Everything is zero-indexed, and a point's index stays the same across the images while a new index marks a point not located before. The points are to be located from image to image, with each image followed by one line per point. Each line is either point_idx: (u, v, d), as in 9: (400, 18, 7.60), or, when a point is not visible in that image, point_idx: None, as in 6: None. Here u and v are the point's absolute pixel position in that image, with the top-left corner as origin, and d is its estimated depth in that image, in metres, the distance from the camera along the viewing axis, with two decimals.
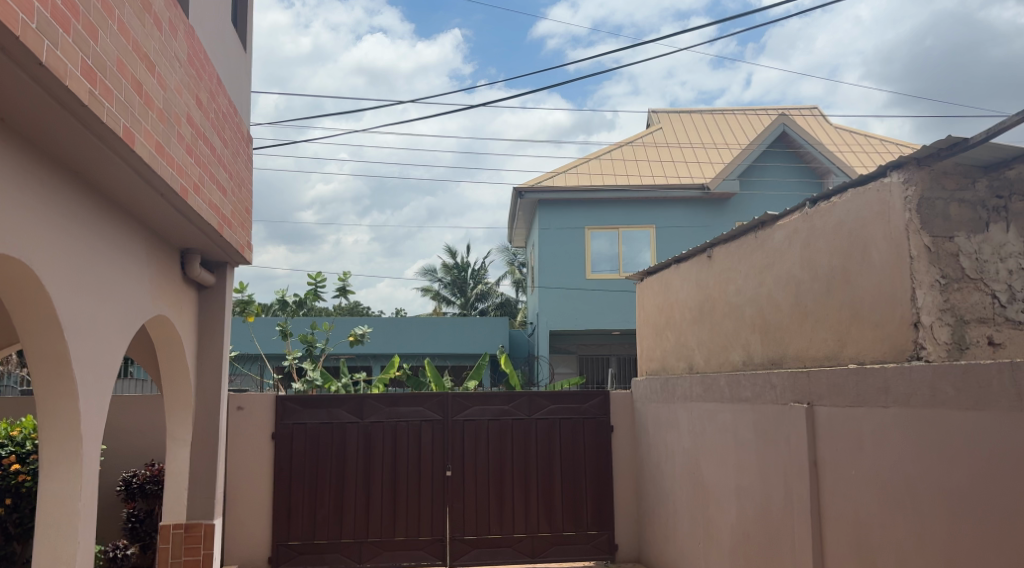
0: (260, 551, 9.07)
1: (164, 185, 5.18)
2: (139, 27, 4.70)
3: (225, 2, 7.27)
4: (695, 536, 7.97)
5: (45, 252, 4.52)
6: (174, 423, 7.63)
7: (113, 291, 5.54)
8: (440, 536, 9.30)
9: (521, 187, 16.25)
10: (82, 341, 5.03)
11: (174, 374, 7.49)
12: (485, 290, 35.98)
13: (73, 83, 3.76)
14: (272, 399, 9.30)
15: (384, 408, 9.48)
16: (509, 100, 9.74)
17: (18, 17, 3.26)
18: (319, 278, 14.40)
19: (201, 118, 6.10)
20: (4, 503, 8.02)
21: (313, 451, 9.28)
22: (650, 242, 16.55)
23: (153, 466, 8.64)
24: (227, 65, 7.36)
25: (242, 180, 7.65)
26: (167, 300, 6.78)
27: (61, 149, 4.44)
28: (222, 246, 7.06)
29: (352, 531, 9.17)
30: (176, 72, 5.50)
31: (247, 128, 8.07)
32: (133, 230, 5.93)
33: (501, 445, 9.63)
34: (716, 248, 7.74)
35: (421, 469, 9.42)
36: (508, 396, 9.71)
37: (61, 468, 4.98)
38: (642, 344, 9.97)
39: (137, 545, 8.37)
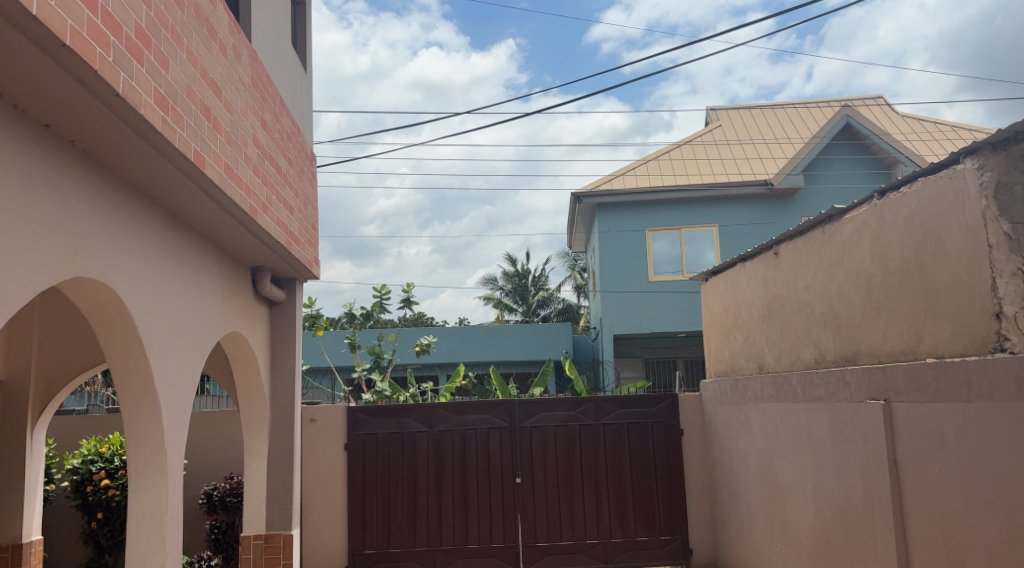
0: (337, 560, 9.22)
1: (234, 205, 5.34)
2: (207, 54, 4.88)
3: (285, 26, 7.47)
4: (773, 539, 7.81)
5: (127, 275, 4.71)
6: (251, 436, 7.85)
7: (189, 310, 5.72)
8: (512, 543, 9.36)
9: (579, 191, 16.30)
10: (162, 360, 5.21)
11: (250, 388, 7.70)
12: (547, 296, 36.03)
13: (148, 111, 3.91)
14: (343, 410, 9.46)
15: (453, 416, 9.56)
16: (565, 104, 9.76)
17: (97, 52, 3.42)
18: (384, 290, 14.65)
19: (266, 138, 6.29)
20: (96, 517, 8.41)
21: (385, 461, 9.41)
22: (713, 242, 16.29)
23: (232, 479, 8.89)
24: (289, 87, 7.57)
25: (308, 198, 7.85)
26: (240, 317, 6.98)
27: (138, 174, 4.62)
28: (291, 262, 7.23)
29: (426, 539, 9.29)
30: (242, 95, 5.68)
31: (312, 147, 8.29)
32: (206, 250, 6.12)
33: (570, 451, 9.61)
34: (783, 245, 7.60)
35: (491, 476, 9.48)
36: (574, 402, 9.69)
37: (149, 481, 5.19)
38: (710, 346, 9.84)
39: (221, 556, 8.62)
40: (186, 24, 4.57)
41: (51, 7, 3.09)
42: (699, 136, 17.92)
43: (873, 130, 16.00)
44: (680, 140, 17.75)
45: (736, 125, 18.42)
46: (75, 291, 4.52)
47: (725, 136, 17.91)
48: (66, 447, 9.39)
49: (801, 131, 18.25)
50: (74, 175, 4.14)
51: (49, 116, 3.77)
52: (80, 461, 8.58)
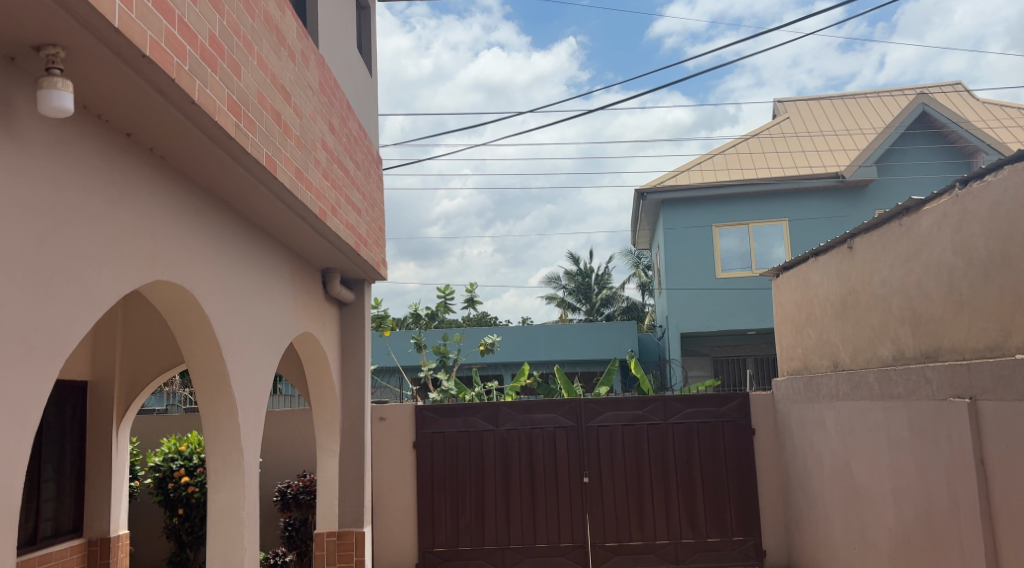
0: (407, 558, 9.32)
1: (305, 209, 5.44)
2: (276, 60, 4.98)
3: (350, 30, 7.58)
4: (850, 542, 7.60)
5: (205, 279, 4.85)
6: (323, 435, 7.98)
7: (263, 312, 5.85)
8: (581, 543, 9.33)
9: (643, 188, 16.15)
10: (238, 361, 5.34)
11: (322, 388, 7.85)
12: (610, 295, 35.88)
13: (222, 118, 4.00)
14: (411, 409, 9.56)
15: (519, 415, 9.57)
16: (629, 100, 9.67)
17: (174, 61, 3.52)
18: (449, 291, 14.78)
19: (335, 142, 6.39)
20: (177, 513, 8.70)
21: (453, 460, 9.48)
22: (783, 237, 15.97)
23: (305, 477, 9.07)
24: (356, 92, 7.69)
25: (375, 200, 7.95)
26: (312, 318, 7.11)
27: (213, 180, 4.74)
28: (360, 263, 7.34)
29: (494, 538, 9.32)
30: (311, 100, 5.78)
31: (378, 150, 8.40)
32: (278, 253, 6.25)
33: (638, 450, 9.52)
34: (857, 239, 7.38)
35: (559, 476, 9.45)
36: (642, 401, 9.60)
37: (227, 479, 5.34)
38: (782, 343, 9.62)
39: (295, 552, 8.80)
40: (257, 31, 4.67)
41: (132, 20, 3.19)
42: (766, 129, 17.56)
43: (950, 118, 15.45)
44: (747, 133, 17.43)
45: (805, 117, 17.98)
46: (157, 294, 4.66)
47: (794, 129, 17.52)
48: (148, 445, 9.73)
49: (874, 121, 17.72)
50: (154, 182, 4.27)
51: (128, 124, 3.89)
52: (161, 459, 8.88)
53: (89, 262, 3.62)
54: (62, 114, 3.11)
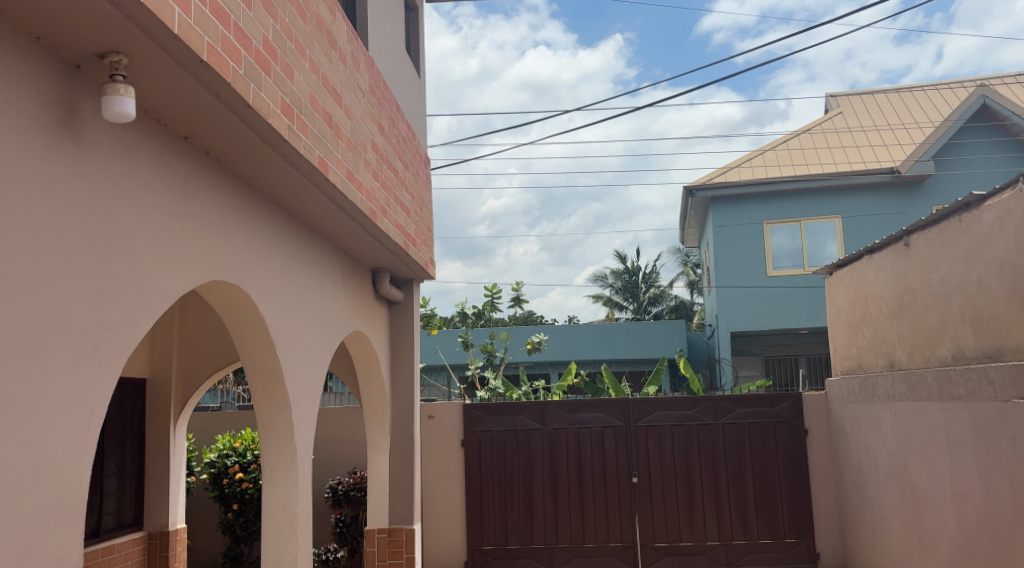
0: (456, 556, 9.37)
1: (355, 209, 5.50)
2: (327, 63, 5.05)
3: (399, 32, 7.65)
4: (908, 546, 7.43)
5: (259, 279, 4.93)
6: (373, 433, 8.06)
7: (315, 312, 5.94)
8: (630, 543, 9.28)
9: (692, 185, 15.99)
10: (292, 359, 5.43)
11: (372, 385, 7.94)
12: (658, 294, 35.64)
13: (276, 121, 4.07)
14: (459, 407, 9.61)
15: (567, 414, 9.54)
16: (676, 97, 9.58)
17: (229, 65, 3.59)
18: (496, 290, 14.82)
19: (384, 143, 6.45)
20: (232, 508, 8.87)
21: (501, 459, 9.50)
22: (836, 234, 15.67)
23: (355, 474, 9.17)
24: (404, 92, 7.75)
25: (423, 200, 8.00)
26: (362, 318, 7.19)
27: (266, 181, 4.82)
28: (409, 263, 7.40)
29: (543, 537, 9.33)
30: (361, 102, 5.85)
31: (426, 150, 8.46)
32: (329, 253, 6.33)
33: (688, 451, 9.44)
34: (914, 236, 7.21)
35: (607, 476, 9.41)
36: (691, 401, 9.50)
37: (281, 475, 5.44)
38: (836, 342, 9.44)
39: (346, 548, 8.92)
40: (309, 35, 4.74)
41: (191, 26, 3.26)
42: (818, 125, 17.26)
43: (1012, 111, 15.00)
44: (798, 129, 17.16)
45: (858, 111, 17.62)
46: (213, 294, 4.76)
47: (847, 124, 17.18)
48: (204, 442, 9.95)
49: (930, 114, 17.28)
50: (211, 184, 4.36)
51: (186, 127, 3.98)
52: (216, 455, 9.08)
53: (149, 263, 3.71)
54: (124, 119, 3.19)
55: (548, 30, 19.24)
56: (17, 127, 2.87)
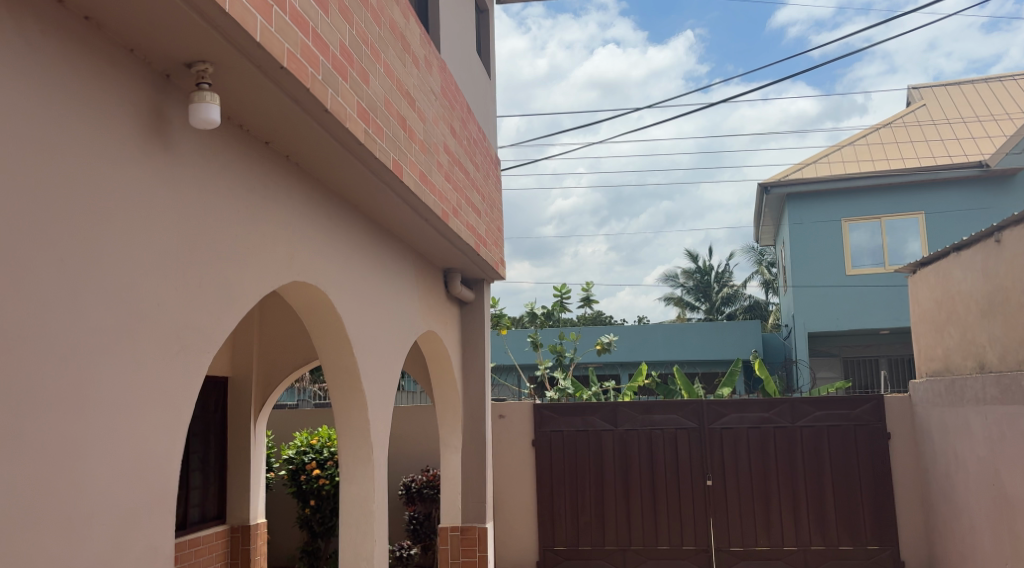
0: (529, 555, 9.39)
1: (428, 210, 5.56)
2: (401, 66, 5.12)
3: (470, 33, 7.70)
4: (1001, 556, 7.12)
5: (336, 280, 5.03)
6: (446, 431, 8.13)
7: (390, 313, 6.02)
8: (705, 546, 9.14)
9: (766, 181, 15.67)
10: (368, 359, 5.52)
11: (445, 385, 8.01)
12: (731, 293, 35.06)
13: (352, 125, 4.15)
14: (530, 407, 9.63)
15: (639, 416, 9.46)
16: (750, 93, 9.41)
17: (308, 71, 3.67)
18: (566, 290, 14.81)
19: (456, 145, 6.51)
20: (310, 504, 9.06)
21: (572, 459, 9.48)
22: (919, 231, 15.07)
23: (428, 472, 9.26)
24: (476, 94, 7.81)
25: (494, 201, 8.04)
26: (434, 317, 7.27)
27: (343, 184, 4.91)
28: (480, 263, 7.45)
29: (615, 538, 9.26)
30: (434, 105, 5.91)
31: (496, 151, 8.50)
32: (403, 254, 6.41)
33: (764, 454, 9.24)
34: (1005, 232, 6.91)
35: (681, 478, 9.29)
36: (768, 403, 9.30)
37: (358, 472, 5.54)
38: (920, 342, 9.12)
39: (419, 546, 9.03)
40: (383, 39, 4.82)
41: (272, 33, 3.35)
42: (899, 118, 16.70)
43: None
44: (878, 123, 16.65)
45: (942, 103, 16.99)
46: (292, 296, 4.88)
47: (930, 117, 16.57)
48: (282, 438, 10.21)
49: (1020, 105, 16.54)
50: (291, 188, 4.47)
51: (267, 132, 4.08)
52: (294, 452, 9.29)
53: (233, 264, 3.82)
54: (210, 126, 3.30)
55: (618, 27, 19.12)
56: (111, 135, 2.99)
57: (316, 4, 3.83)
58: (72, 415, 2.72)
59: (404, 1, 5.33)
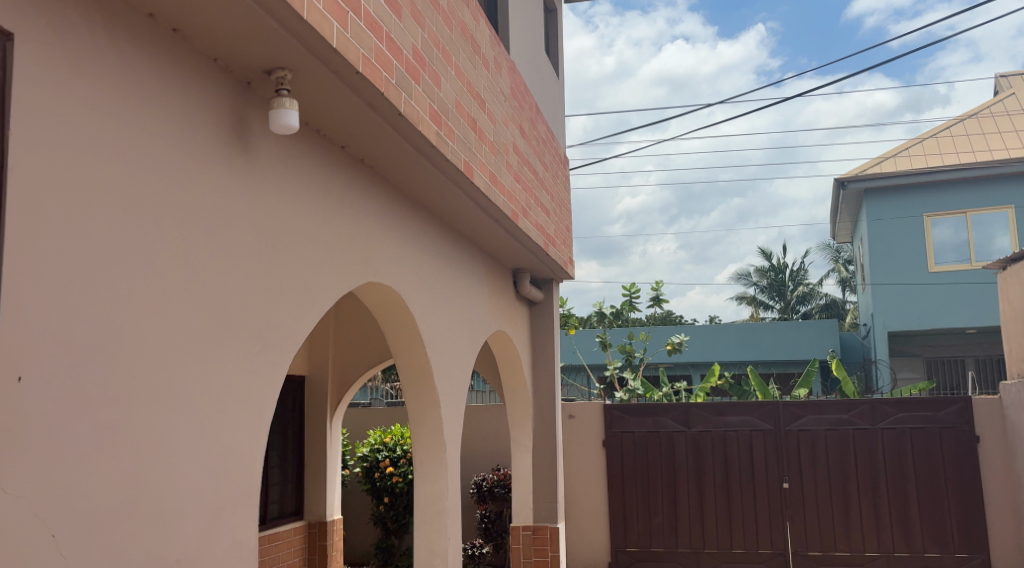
0: (600, 556, 9.34)
1: (498, 211, 5.58)
2: (471, 69, 5.15)
3: (538, 33, 7.71)
4: None
5: (410, 280, 5.10)
6: (517, 430, 8.14)
7: (461, 313, 6.07)
8: (781, 550, 8.96)
9: (843, 177, 15.25)
10: (440, 358, 5.58)
11: (515, 384, 8.03)
12: (807, 291, 34.23)
13: (424, 128, 4.19)
14: (600, 407, 9.58)
15: (712, 417, 9.32)
16: (826, 86, 9.15)
17: (382, 75, 3.73)
18: (635, 289, 14.69)
19: (525, 145, 6.52)
20: (384, 501, 9.22)
21: (644, 460, 9.39)
22: (1008, 225, 14.40)
23: (499, 471, 9.30)
24: (544, 94, 7.81)
25: (563, 200, 8.02)
26: (504, 317, 7.29)
27: (415, 186, 4.97)
28: (549, 263, 7.45)
29: (689, 541, 9.15)
30: (503, 105, 5.92)
31: (565, 150, 8.48)
32: (473, 254, 6.45)
33: (844, 456, 9.00)
34: None
35: (756, 480, 9.12)
36: (847, 404, 9.04)
37: (432, 469, 5.60)
38: (1011, 343, 8.73)
39: (491, 544, 9.09)
40: (454, 41, 4.86)
41: (348, 39, 3.41)
42: (985, 109, 16.05)
43: None
44: (962, 114, 16.02)
45: None
46: (367, 296, 4.95)
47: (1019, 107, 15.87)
48: (356, 436, 10.40)
49: None
50: (365, 191, 4.54)
51: (343, 137, 4.16)
52: (368, 449, 9.45)
53: (311, 265, 3.91)
54: (289, 131, 3.38)
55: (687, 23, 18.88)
56: (196, 143, 3.09)
57: (389, 9, 3.88)
58: (162, 412, 2.82)
59: (474, 4, 5.37)
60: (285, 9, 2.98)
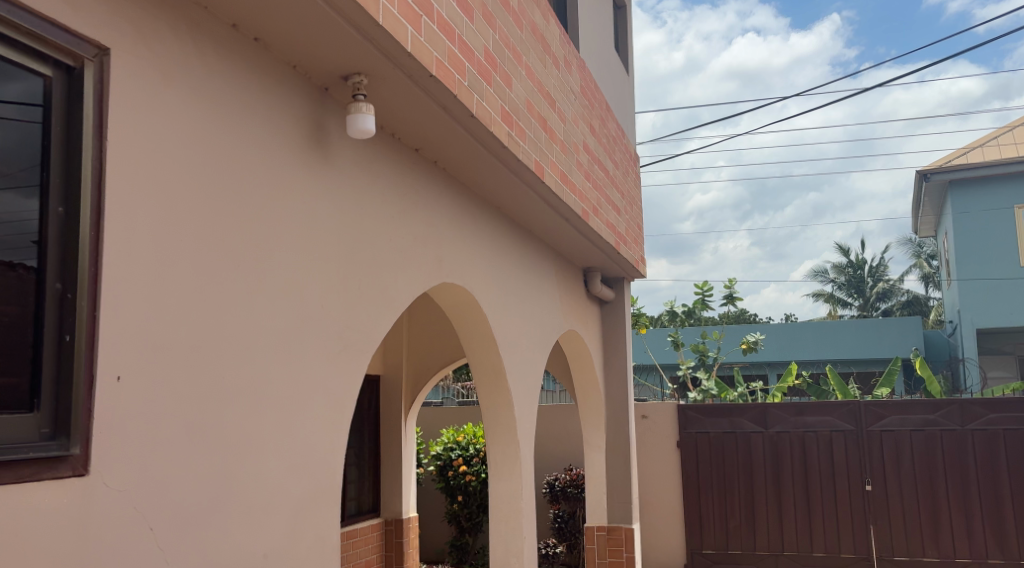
0: (676, 557, 9.23)
1: (569, 210, 5.57)
2: (542, 68, 5.16)
3: (608, 31, 7.66)
4: None
5: (482, 280, 5.13)
6: (590, 430, 8.11)
7: (533, 312, 6.08)
8: (865, 555, 8.70)
9: (925, 168, 14.59)
10: (513, 358, 5.60)
11: (587, 383, 8.00)
12: (887, 288, 33.16)
13: (496, 129, 4.21)
14: (674, 407, 9.47)
15: (790, 417, 9.12)
16: (906, 75, 8.83)
17: (455, 78, 3.76)
18: (707, 287, 14.47)
19: (595, 143, 6.48)
20: (457, 499, 9.30)
21: (720, 461, 9.25)
22: None
23: (571, 470, 9.26)
24: (614, 92, 7.75)
25: (633, 198, 7.96)
26: (575, 316, 7.27)
27: (488, 187, 5.00)
28: (620, 262, 7.40)
29: (767, 544, 8.97)
30: (573, 104, 5.91)
31: (635, 148, 8.41)
32: (544, 254, 6.45)
33: (931, 459, 8.67)
34: None
35: (837, 482, 8.88)
36: (933, 404, 8.71)
37: (507, 468, 5.63)
38: None
39: (565, 544, 9.09)
40: (525, 42, 4.87)
41: (421, 43, 3.45)
42: None
43: None
44: None
45: None
46: (440, 297, 5.00)
47: None
48: (430, 435, 10.53)
49: None
50: (439, 192, 4.59)
51: (417, 139, 4.21)
52: (442, 448, 9.54)
53: (388, 266, 3.97)
54: (366, 135, 3.43)
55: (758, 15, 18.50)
56: (277, 148, 3.17)
57: (461, 11, 3.91)
58: (250, 410, 2.91)
59: (544, 3, 5.37)
60: (361, 15, 3.03)
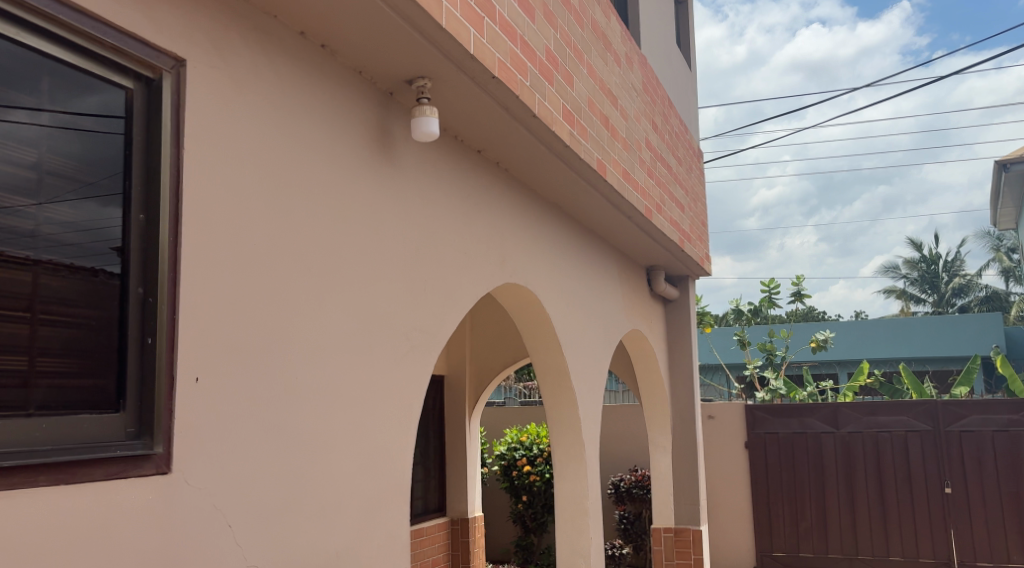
0: (745, 560, 9.08)
1: (632, 208, 5.53)
2: (603, 66, 5.13)
3: (669, 26, 7.57)
4: None
5: (546, 280, 5.13)
6: (655, 430, 8.03)
7: (597, 312, 6.05)
8: (944, 560, 8.41)
9: (1004, 159, 13.96)
10: (577, 357, 5.58)
11: (652, 383, 7.93)
12: (964, 283, 32.02)
13: (558, 128, 4.21)
14: (742, 407, 9.32)
15: (863, 417, 8.88)
16: (983, 62, 8.50)
17: (517, 79, 3.78)
18: (774, 285, 14.19)
19: (658, 140, 6.43)
20: (522, 499, 9.33)
21: (790, 462, 9.06)
22: None
23: (637, 471, 9.19)
24: (677, 88, 7.67)
25: (697, 195, 7.86)
26: (639, 316, 7.22)
27: (550, 187, 5.00)
28: (684, 260, 7.31)
29: (840, 547, 8.76)
30: (635, 101, 5.87)
31: (699, 144, 8.31)
32: (607, 252, 6.42)
33: (1015, 461, 8.34)
34: None
35: (914, 485, 8.61)
36: (1017, 405, 8.38)
37: (572, 468, 5.61)
38: None
39: (631, 545, 9.03)
40: (586, 40, 4.85)
41: (484, 44, 3.47)
42: None
43: None
44: None
45: None
46: (504, 297, 5.02)
47: None
48: (495, 435, 10.57)
49: None
50: (502, 193, 4.61)
51: (480, 141, 4.23)
52: (506, 448, 9.57)
53: (452, 267, 4.00)
54: (430, 138, 3.47)
55: None
56: (344, 152, 3.22)
57: (522, 11, 3.92)
58: (322, 410, 2.97)
59: (605, 0, 5.34)
60: (425, 18, 3.06)
